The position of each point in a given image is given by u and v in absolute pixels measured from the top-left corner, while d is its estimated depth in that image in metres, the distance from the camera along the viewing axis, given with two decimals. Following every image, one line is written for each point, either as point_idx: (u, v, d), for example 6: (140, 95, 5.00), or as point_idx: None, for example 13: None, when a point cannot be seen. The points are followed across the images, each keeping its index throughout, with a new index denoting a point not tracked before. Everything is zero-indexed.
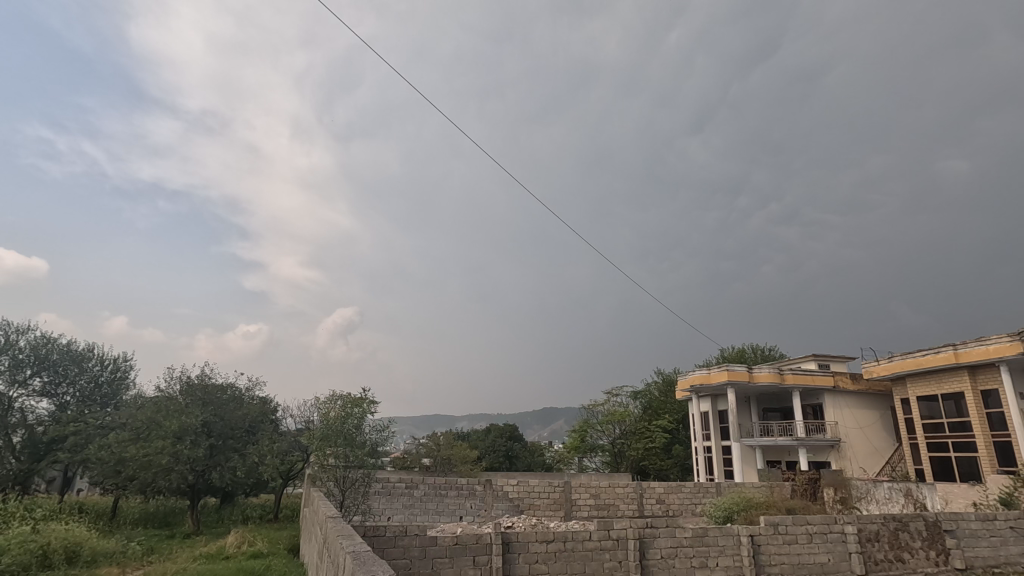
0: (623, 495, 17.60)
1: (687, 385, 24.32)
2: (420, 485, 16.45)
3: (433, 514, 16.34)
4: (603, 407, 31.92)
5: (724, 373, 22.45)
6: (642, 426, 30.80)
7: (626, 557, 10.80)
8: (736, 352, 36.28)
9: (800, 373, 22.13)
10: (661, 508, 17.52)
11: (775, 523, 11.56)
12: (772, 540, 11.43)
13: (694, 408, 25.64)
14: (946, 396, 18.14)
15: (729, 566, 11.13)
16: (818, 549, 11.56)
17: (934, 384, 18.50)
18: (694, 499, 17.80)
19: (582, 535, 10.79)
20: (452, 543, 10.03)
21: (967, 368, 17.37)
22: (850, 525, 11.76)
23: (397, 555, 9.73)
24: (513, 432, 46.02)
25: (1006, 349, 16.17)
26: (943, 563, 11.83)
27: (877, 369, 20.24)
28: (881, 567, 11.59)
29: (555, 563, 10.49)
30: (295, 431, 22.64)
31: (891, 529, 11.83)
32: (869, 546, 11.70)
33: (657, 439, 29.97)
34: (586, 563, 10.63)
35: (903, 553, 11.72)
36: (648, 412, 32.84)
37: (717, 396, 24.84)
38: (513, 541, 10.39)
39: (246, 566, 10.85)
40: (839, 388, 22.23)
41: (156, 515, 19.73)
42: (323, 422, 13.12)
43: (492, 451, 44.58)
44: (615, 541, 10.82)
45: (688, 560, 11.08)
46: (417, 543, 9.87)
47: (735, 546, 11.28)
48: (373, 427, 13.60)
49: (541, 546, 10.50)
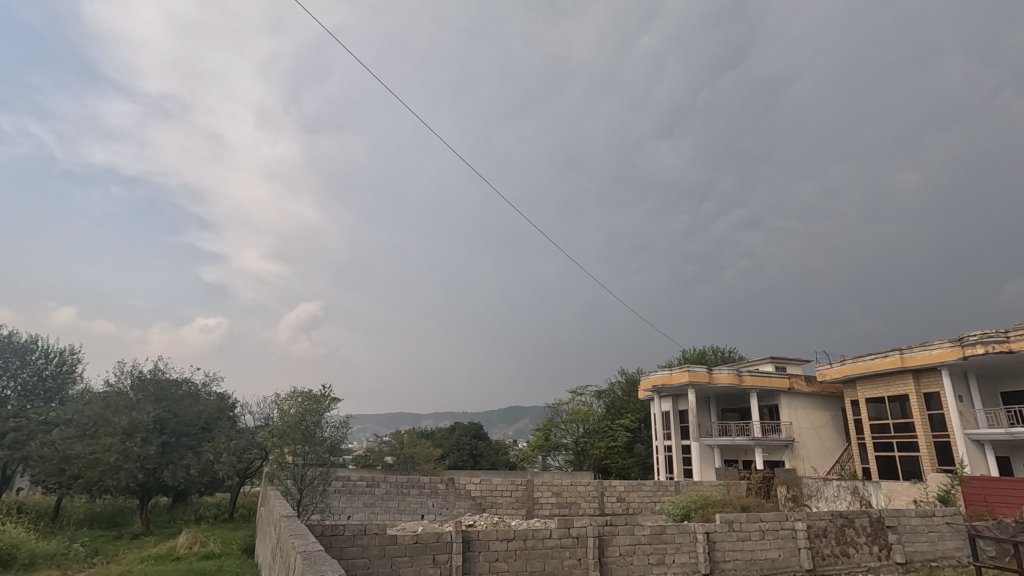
0: (584, 493, 17.78)
1: (650, 385, 24.74)
2: (381, 484, 16.33)
3: (394, 513, 16.20)
4: (567, 406, 32.11)
5: (685, 374, 22.94)
6: (605, 425, 31.23)
7: (585, 554, 10.91)
8: (697, 353, 37.22)
9: (758, 374, 22.80)
10: (621, 506, 17.78)
11: (730, 520, 11.85)
12: (727, 537, 11.73)
13: (655, 408, 26.10)
14: (892, 399, 19.00)
15: (684, 563, 11.39)
16: (770, 545, 11.92)
17: (881, 387, 19.35)
18: (654, 497, 18.10)
19: (543, 533, 10.85)
20: (412, 542, 9.94)
21: (913, 371, 18.21)
22: (800, 522, 12.18)
23: (355, 554, 9.63)
24: (477, 431, 45.96)
25: (947, 354, 17.06)
26: (885, 557, 12.38)
27: (830, 371, 21.00)
28: (827, 562, 12.07)
29: (515, 561, 10.54)
30: (254, 428, 22.04)
31: (838, 525, 12.31)
32: (817, 541, 12.15)
33: (619, 438, 30.46)
34: (545, 561, 10.68)
35: (848, 548, 12.21)
36: (611, 411, 33.37)
37: (678, 397, 25.36)
38: (473, 540, 10.37)
39: (197, 567, 10.54)
40: (794, 389, 23.01)
41: (103, 515, 18.93)
42: (282, 418, 12.62)
43: (456, 449, 44.28)
44: (574, 539, 10.93)
45: (646, 557, 11.28)
46: (376, 542, 9.75)
47: (690, 543, 11.54)
48: (331, 424, 13.08)
49: (501, 545, 10.52)
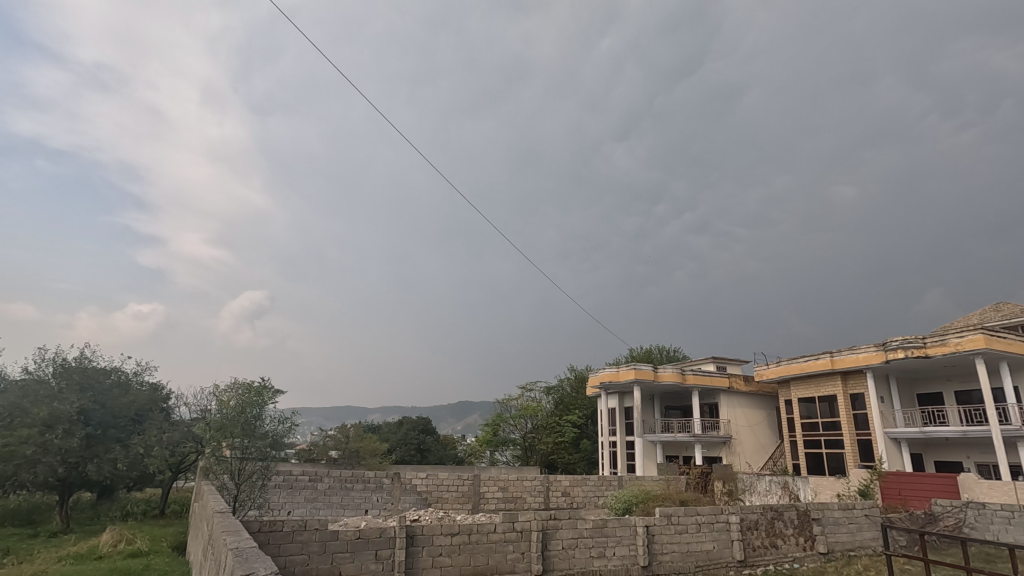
0: (530, 487, 17.97)
1: (597, 382, 25.23)
2: (324, 478, 15.97)
3: (337, 509, 15.90)
4: (516, 401, 32.34)
5: (632, 372, 23.58)
6: (553, 420, 31.64)
7: (529, 548, 11.04)
8: (644, 352, 38.21)
9: (700, 373, 23.64)
10: (565, 500, 18.07)
11: (669, 514, 12.25)
12: (665, 530, 12.12)
13: (602, 405, 26.66)
14: (822, 399, 20.13)
15: (624, 555, 11.70)
16: (705, 537, 12.39)
17: (813, 387, 20.47)
18: (597, 492, 18.48)
19: (487, 527, 10.87)
20: (354, 537, 9.77)
21: (841, 373, 19.38)
22: (734, 515, 12.73)
23: (294, 550, 9.41)
24: (426, 426, 45.63)
25: (872, 358, 18.23)
26: (810, 547, 13.12)
27: (766, 372, 22.03)
28: (758, 553, 12.68)
29: (459, 556, 10.54)
30: (189, 420, 21.05)
31: (768, 517, 12.94)
32: (749, 534, 12.74)
33: (566, 433, 30.93)
34: (489, 555, 10.73)
35: (776, 539, 12.88)
36: (559, 407, 33.82)
37: (624, 394, 25.99)
38: (417, 535, 10.29)
39: (121, 566, 9.99)
40: (733, 388, 23.99)
41: (17, 512, 17.65)
42: (219, 410, 12.07)
43: (403, 444, 43.78)
44: (518, 533, 11.05)
45: (588, 549, 11.49)
46: (316, 539, 9.53)
47: (630, 536, 11.86)
48: (273, 418, 12.54)
49: (445, 540, 10.49)
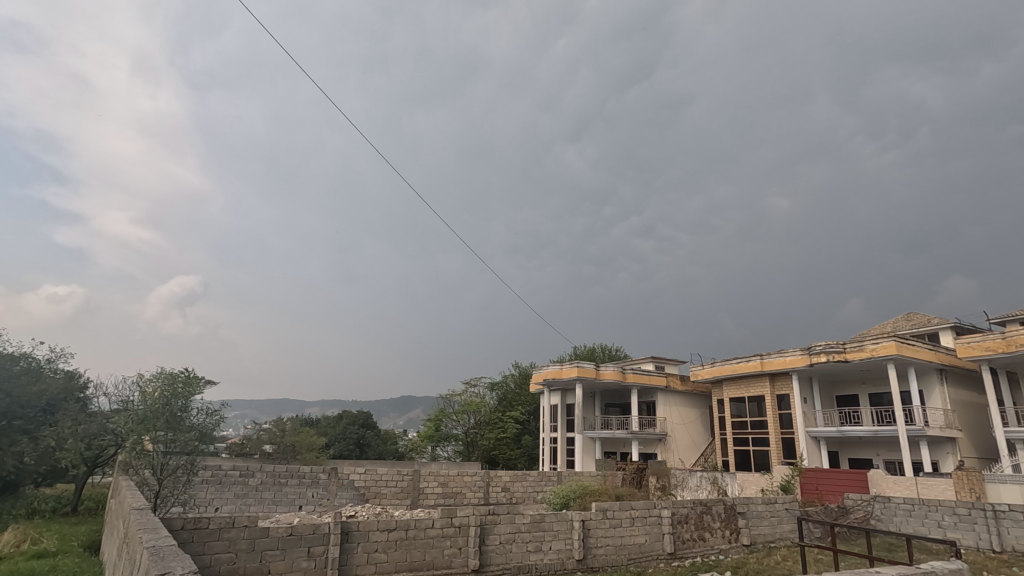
0: (470, 483, 17.96)
1: (541, 378, 25.53)
2: (256, 473, 15.36)
3: (269, 505, 15.37)
4: (460, 396, 32.22)
5: (575, 369, 24.06)
6: (495, 416, 31.78)
7: (466, 543, 11.04)
8: (587, 350, 38.98)
9: (640, 372, 24.34)
10: (505, 496, 18.21)
11: (605, 508, 12.55)
12: (600, 524, 12.41)
13: (544, 401, 27.00)
14: (751, 399, 21.20)
15: (560, 549, 11.91)
16: (638, 531, 12.78)
17: (743, 388, 21.51)
18: (537, 487, 18.70)
19: (425, 523, 10.78)
20: (285, 534, 9.43)
21: (769, 374, 20.47)
22: (666, 510, 13.18)
23: (220, 548, 9.01)
24: (366, 420, 44.76)
25: (797, 361, 19.36)
26: (735, 540, 13.81)
27: (701, 372, 22.95)
28: (687, 545, 13.22)
29: (395, 551, 10.39)
30: (108, 411, 19.72)
31: (698, 511, 13.51)
32: (679, 527, 13.25)
33: (508, 429, 31.26)
34: (426, 551, 10.65)
35: (704, 532, 13.48)
36: (503, 403, 34.12)
37: (566, 391, 26.42)
38: (353, 531, 10.09)
39: (23, 568, 9.25)
40: (670, 387, 24.86)
41: None
42: (141, 400, 11.29)
43: (342, 438, 42.76)
44: (456, 528, 11.03)
45: (525, 544, 11.62)
46: (245, 536, 9.16)
47: (567, 530, 12.09)
48: (200, 409, 11.77)
49: (381, 536, 10.32)
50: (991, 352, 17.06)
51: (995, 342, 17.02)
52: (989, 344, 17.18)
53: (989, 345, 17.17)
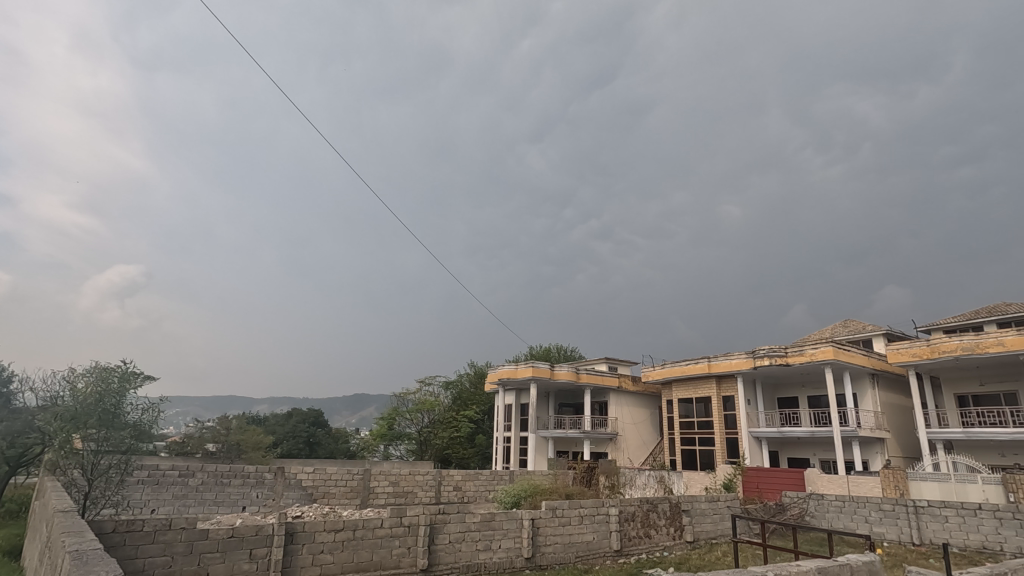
0: (421, 482, 17.83)
1: (496, 378, 25.60)
2: (196, 473, 14.82)
3: (210, 505, 14.84)
4: (414, 395, 31.88)
5: (530, 369, 24.27)
6: (449, 415, 31.68)
7: (415, 543, 10.98)
8: (543, 350, 39.32)
9: (593, 373, 24.74)
10: (456, 495, 18.17)
11: (554, 507, 12.72)
12: (550, 522, 12.58)
13: (499, 401, 27.10)
14: (698, 400, 21.91)
15: (509, 547, 12.00)
16: (586, 529, 13.01)
17: (691, 389, 22.22)
18: (488, 486, 18.73)
19: (373, 523, 10.65)
20: (225, 536, 9.13)
21: (716, 376, 21.21)
22: (613, 507, 13.48)
23: (154, 552, 8.64)
24: (316, 418, 43.81)
25: (742, 363, 20.15)
26: (679, 537, 14.26)
27: (652, 373, 23.54)
28: (633, 542, 13.55)
29: (342, 552, 10.21)
30: (35, 408, 18.59)
31: (644, 510, 13.86)
32: (626, 524, 13.58)
33: (462, 428, 31.33)
34: (374, 551, 10.52)
35: (650, 530, 13.85)
36: (457, 402, 34.21)
37: (521, 391, 26.56)
38: (298, 532, 9.85)
39: None
40: (622, 388, 25.39)
41: None
42: (70, 397, 10.68)
43: (291, 437, 41.61)
44: (405, 528, 10.94)
45: (474, 543, 11.63)
46: (182, 538, 8.82)
47: (516, 528, 12.18)
48: (136, 407, 11.16)
49: (327, 536, 10.12)
50: (917, 358, 18.22)
51: (922, 348, 18.18)
52: (916, 350, 18.34)
53: (916, 351, 18.33)
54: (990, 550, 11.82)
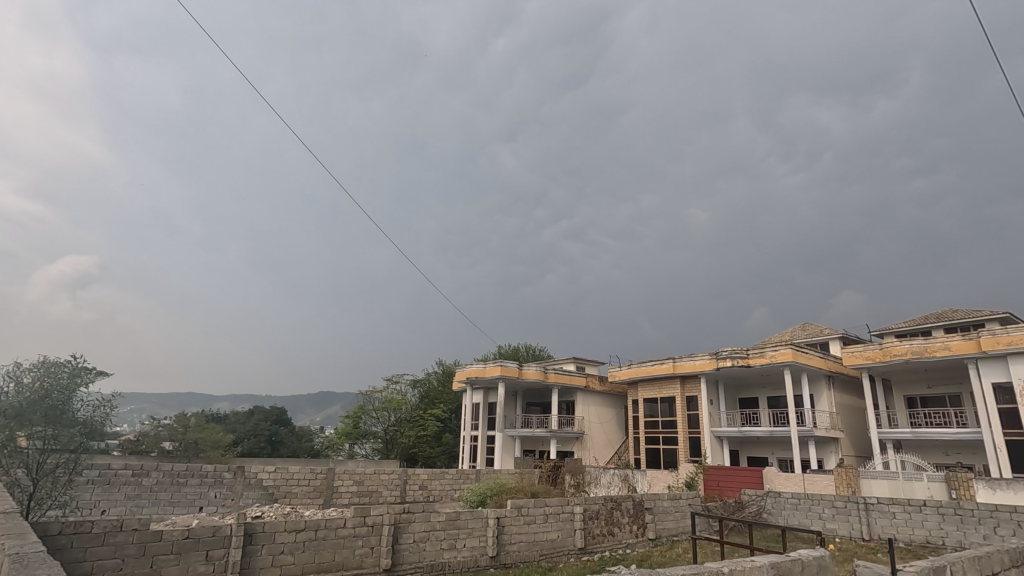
0: (387, 481, 17.65)
1: (464, 377, 25.54)
2: (151, 473, 14.33)
3: (165, 506, 14.37)
4: (381, 393, 31.51)
5: (498, 368, 24.27)
6: (416, 414, 31.46)
7: (378, 542, 10.85)
8: (512, 350, 39.39)
9: (561, 372, 24.92)
10: (421, 494, 18.05)
11: (519, 505, 12.77)
12: (515, 521, 12.62)
13: (466, 400, 27.03)
14: (663, 399, 22.32)
15: (473, 546, 11.97)
16: (551, 527, 13.10)
17: (656, 389, 22.61)
18: (455, 485, 18.67)
19: (336, 523, 10.48)
20: (180, 538, 8.87)
21: (680, 377, 21.64)
22: (578, 506, 13.60)
23: (104, 554, 8.32)
24: (280, 416, 42.88)
25: (705, 364, 20.60)
26: (641, 534, 14.50)
27: (619, 373, 23.86)
28: (596, 540, 13.70)
29: (303, 553, 10.02)
30: None
31: (608, 508, 14.04)
32: (591, 523, 13.72)
33: (429, 427, 31.13)
34: (336, 551, 10.36)
35: (614, 528, 14.04)
36: (425, 400, 33.98)
37: (489, 390, 26.54)
38: (257, 532, 9.61)
39: None
40: (589, 387, 25.65)
41: None
42: (15, 393, 10.16)
43: (252, 435, 40.60)
44: (369, 528, 10.81)
45: (438, 542, 11.57)
46: (134, 540, 8.53)
47: (482, 527, 12.18)
48: (87, 404, 10.69)
49: (288, 536, 9.91)
50: (870, 361, 18.96)
51: (874, 352, 18.94)
52: (869, 354, 19.08)
53: (869, 354, 19.08)
54: (933, 544, 12.42)
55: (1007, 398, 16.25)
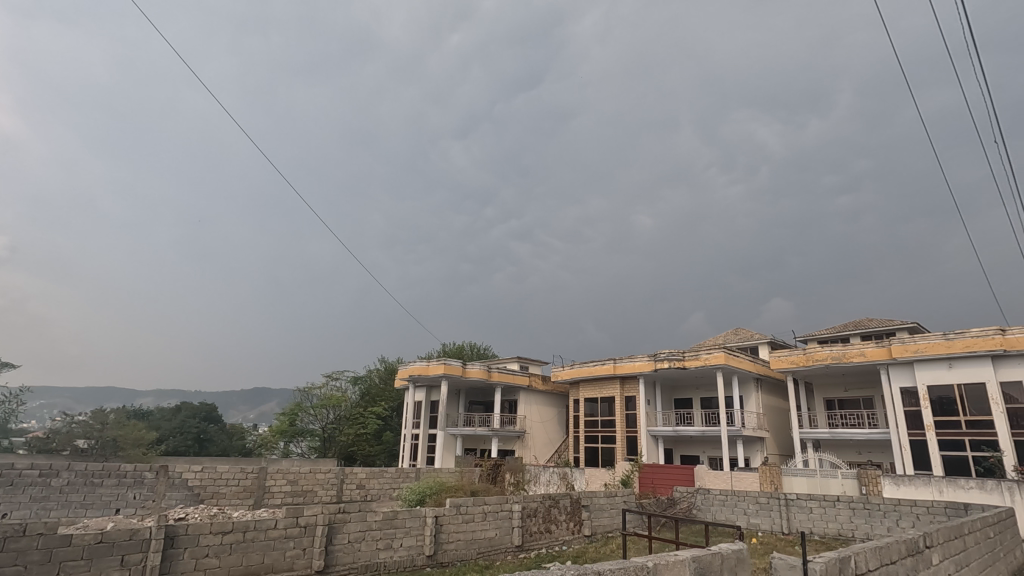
0: (322, 480, 17.17)
1: (406, 374, 25.22)
2: (61, 472, 13.34)
3: (75, 508, 13.40)
4: (320, 390, 30.63)
5: (441, 366, 24.11)
6: (356, 411, 30.82)
7: (311, 544, 10.55)
8: (457, 348, 39.23)
9: (504, 371, 25.04)
10: (358, 493, 17.68)
11: (458, 504, 12.72)
12: (453, 520, 12.58)
13: (408, 397, 26.69)
14: (603, 399, 22.86)
15: (410, 546, 11.85)
16: (489, 525, 13.15)
17: (597, 389, 23.14)
18: (393, 484, 18.39)
19: (266, 524, 10.12)
20: (92, 542, 8.30)
21: (620, 377, 22.23)
22: (517, 504, 13.72)
23: (3, 561, 7.66)
24: (210, 413, 40.90)
25: (643, 366, 21.29)
26: (577, 531, 14.80)
27: (561, 373, 24.25)
28: (533, 537, 13.88)
29: (228, 556, 9.58)
30: None
31: (546, 505, 14.24)
32: (528, 520, 13.87)
33: (369, 425, 30.47)
34: (265, 553, 10.00)
35: (551, 525, 14.26)
36: (365, 398, 33.30)
37: (432, 388, 26.30)
38: (179, 535, 9.12)
39: None
40: (531, 387, 25.91)
41: None
42: None
43: (178, 433, 38.52)
44: (302, 529, 10.50)
45: (374, 542, 11.36)
46: (38, 545, 7.90)
47: (419, 526, 12.07)
48: None
49: (213, 539, 9.45)
50: (794, 365, 20.18)
51: (798, 356, 20.17)
52: (794, 358, 20.30)
53: (793, 359, 20.30)
54: (844, 536, 13.36)
55: (912, 401, 17.68)
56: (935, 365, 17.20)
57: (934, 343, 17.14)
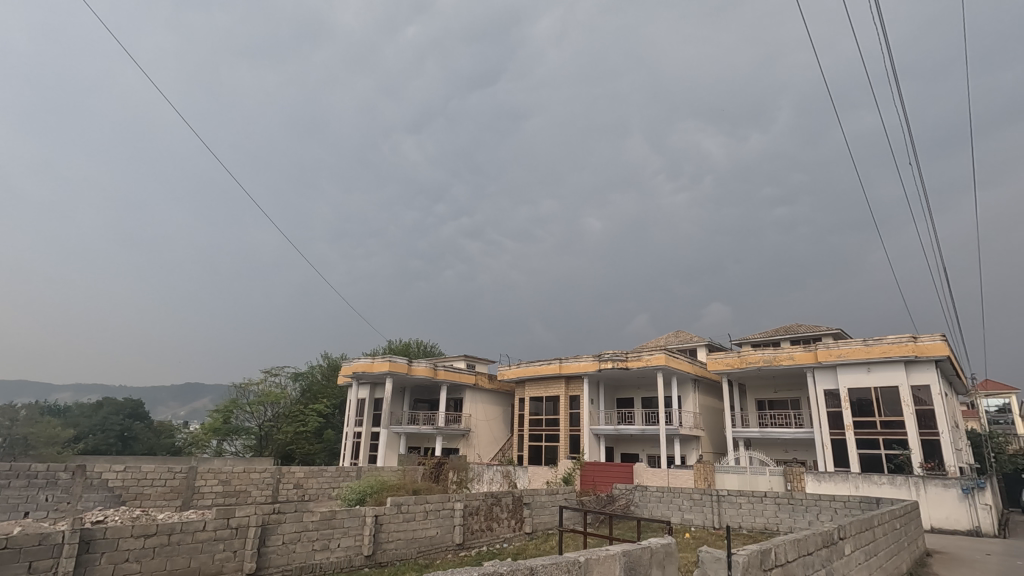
0: (256, 480, 16.54)
1: (350, 371, 24.64)
2: None
3: None
4: (257, 386, 29.48)
5: (386, 364, 23.70)
6: (296, 408, 29.89)
7: (242, 545, 10.17)
8: (403, 345, 38.69)
9: (451, 369, 24.90)
10: (296, 493, 17.13)
11: (399, 503, 12.55)
12: (394, 519, 12.40)
13: (352, 394, 26.09)
14: (547, 398, 23.14)
15: (348, 546, 11.61)
16: (430, 524, 13.06)
17: (542, 388, 23.41)
18: (332, 483, 17.95)
19: (194, 526, 9.66)
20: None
21: (565, 377, 22.57)
22: (459, 502, 13.70)
23: None
24: (136, 409, 38.56)
25: (588, 366, 21.71)
26: (518, 529, 14.93)
27: (507, 372, 24.36)
28: (474, 535, 13.91)
29: (151, 561, 9.08)
30: None
31: (488, 503, 14.27)
32: (470, 518, 13.88)
33: (310, 422, 29.60)
34: (192, 555, 9.55)
35: (492, 523, 14.32)
36: (306, 394, 32.33)
37: (376, 385, 25.84)
38: (96, 539, 8.57)
39: None
40: (477, 385, 25.89)
41: None
42: None
43: (99, 431, 36.09)
44: (233, 530, 10.09)
45: (310, 543, 11.05)
46: None
47: (358, 526, 11.83)
48: None
49: (134, 543, 8.92)
50: (729, 367, 21.13)
51: (733, 359, 21.13)
52: (729, 360, 21.26)
53: (729, 361, 21.25)
54: (769, 530, 14.11)
55: (834, 402, 18.86)
56: (855, 369, 18.43)
57: (855, 348, 18.36)
